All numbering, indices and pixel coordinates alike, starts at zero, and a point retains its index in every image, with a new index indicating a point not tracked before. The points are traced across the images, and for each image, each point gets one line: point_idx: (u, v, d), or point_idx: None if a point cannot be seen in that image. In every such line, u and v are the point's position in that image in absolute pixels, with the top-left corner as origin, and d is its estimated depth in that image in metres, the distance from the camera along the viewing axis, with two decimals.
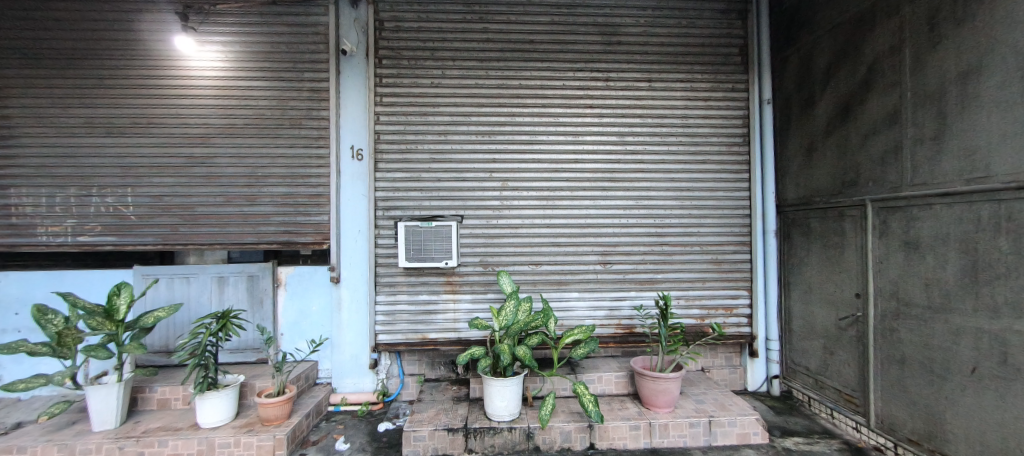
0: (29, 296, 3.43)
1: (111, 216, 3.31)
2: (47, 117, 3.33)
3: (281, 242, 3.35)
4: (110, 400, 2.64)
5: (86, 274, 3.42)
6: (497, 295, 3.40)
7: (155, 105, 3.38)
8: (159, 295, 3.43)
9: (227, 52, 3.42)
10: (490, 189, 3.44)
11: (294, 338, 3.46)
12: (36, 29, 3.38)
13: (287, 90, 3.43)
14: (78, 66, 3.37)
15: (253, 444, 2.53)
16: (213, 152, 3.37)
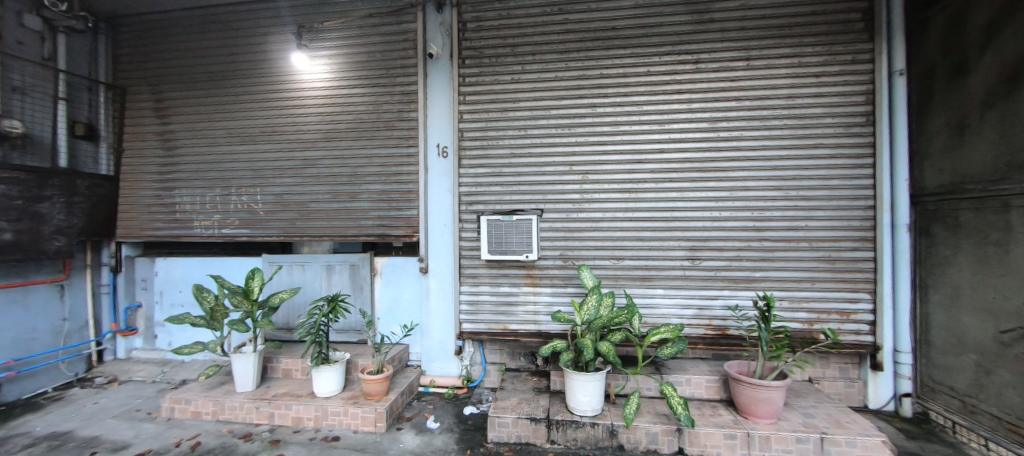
0: (190, 278, 4.21)
1: (246, 212, 3.91)
2: (200, 130, 4.03)
3: (378, 235, 3.68)
4: (249, 367, 3.14)
5: (228, 261, 4.10)
6: (578, 289, 3.38)
7: (277, 115, 3.90)
8: (282, 280, 3.97)
9: (332, 64, 3.82)
10: (570, 182, 3.41)
11: (389, 323, 3.79)
12: (191, 57, 4.09)
13: (381, 95, 3.73)
14: (221, 86, 4.01)
15: (359, 414, 2.83)
16: (323, 154, 3.80)
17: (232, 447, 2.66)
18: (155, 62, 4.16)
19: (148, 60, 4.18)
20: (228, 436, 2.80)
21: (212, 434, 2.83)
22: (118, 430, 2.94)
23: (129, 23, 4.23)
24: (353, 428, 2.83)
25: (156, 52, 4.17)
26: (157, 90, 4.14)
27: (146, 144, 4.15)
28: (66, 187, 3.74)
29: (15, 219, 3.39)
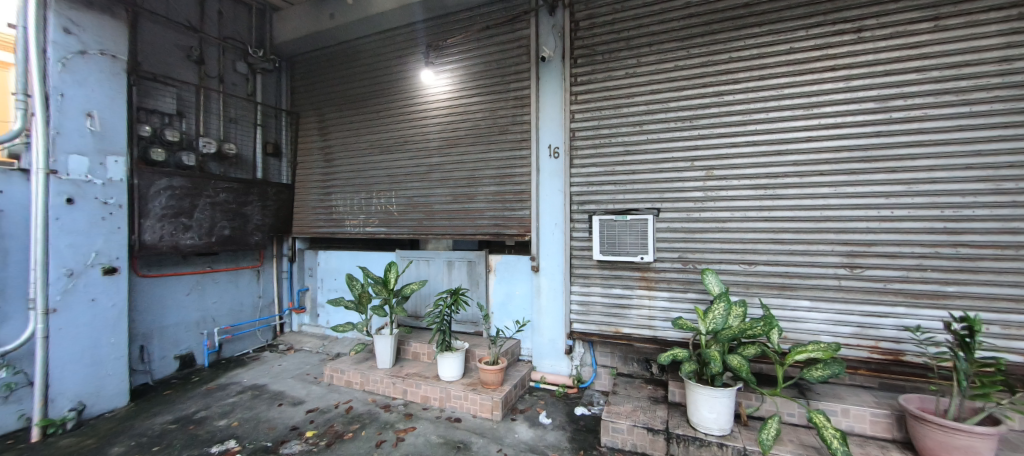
0: (343, 268, 5.02)
1: (384, 212, 4.51)
2: (351, 144, 4.79)
3: (493, 234, 3.89)
4: (386, 347, 3.62)
5: (371, 255, 4.78)
6: (700, 295, 3.11)
7: (409, 127, 4.41)
8: (412, 273, 4.48)
9: (454, 77, 4.17)
10: (692, 179, 3.14)
11: (503, 317, 3.98)
12: (344, 83, 4.88)
13: (497, 101, 3.94)
14: (366, 105, 4.70)
15: (478, 401, 3.04)
16: (445, 160, 4.18)
17: (376, 415, 3.10)
18: (318, 91, 5.08)
19: (314, 89, 5.11)
20: (372, 405, 3.26)
21: (360, 401, 3.34)
22: (295, 388, 3.66)
23: (302, 61, 5.23)
24: (473, 412, 3.05)
25: (320, 81, 5.07)
26: (320, 113, 5.04)
27: (313, 157, 5.08)
28: (262, 194, 4.79)
29: (231, 218, 4.46)
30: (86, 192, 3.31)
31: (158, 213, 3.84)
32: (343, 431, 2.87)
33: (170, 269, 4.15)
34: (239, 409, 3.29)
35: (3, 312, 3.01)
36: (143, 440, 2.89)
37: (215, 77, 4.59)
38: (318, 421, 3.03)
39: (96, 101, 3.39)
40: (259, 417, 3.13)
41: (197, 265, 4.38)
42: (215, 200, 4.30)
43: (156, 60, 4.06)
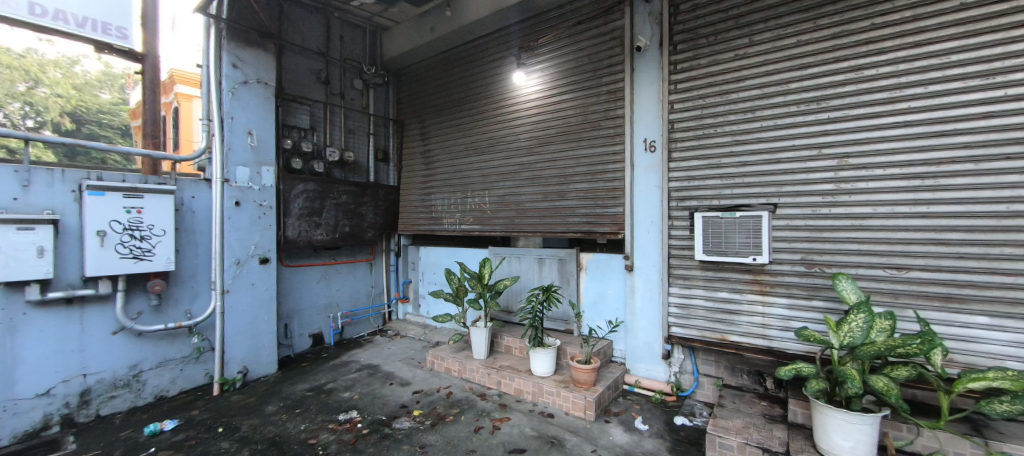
0: (442, 263, 5.41)
1: (478, 211, 4.73)
2: (449, 147, 5.12)
3: (584, 232, 3.84)
4: (482, 339, 3.80)
5: (467, 251, 5.07)
6: (828, 304, 2.70)
7: (501, 128, 4.57)
8: (504, 269, 4.64)
9: (545, 76, 4.20)
10: (819, 169, 2.74)
11: (595, 317, 3.91)
12: (442, 91, 5.24)
13: (589, 97, 3.87)
14: (462, 110, 4.98)
15: (570, 399, 3.04)
16: (536, 159, 4.24)
17: (473, 402, 3.28)
18: (420, 99, 5.53)
19: (416, 98, 5.58)
20: (469, 393, 3.46)
21: (459, 388, 3.56)
22: (403, 371, 4.05)
23: (406, 73, 5.75)
24: (565, 409, 3.06)
25: (422, 91, 5.51)
26: (422, 120, 5.49)
27: (415, 161, 5.55)
28: (374, 196, 5.38)
29: (351, 217, 5.09)
30: (248, 196, 4.06)
31: (297, 213, 4.55)
32: (445, 413, 3.10)
33: (305, 260, 4.87)
34: (359, 385, 3.75)
35: (195, 291, 3.77)
36: (289, 403, 3.45)
37: (338, 94, 5.27)
38: (423, 402, 3.31)
39: (255, 121, 4.14)
40: (374, 393, 3.53)
41: (324, 257, 5.08)
42: (339, 202, 4.95)
43: (295, 83, 4.81)
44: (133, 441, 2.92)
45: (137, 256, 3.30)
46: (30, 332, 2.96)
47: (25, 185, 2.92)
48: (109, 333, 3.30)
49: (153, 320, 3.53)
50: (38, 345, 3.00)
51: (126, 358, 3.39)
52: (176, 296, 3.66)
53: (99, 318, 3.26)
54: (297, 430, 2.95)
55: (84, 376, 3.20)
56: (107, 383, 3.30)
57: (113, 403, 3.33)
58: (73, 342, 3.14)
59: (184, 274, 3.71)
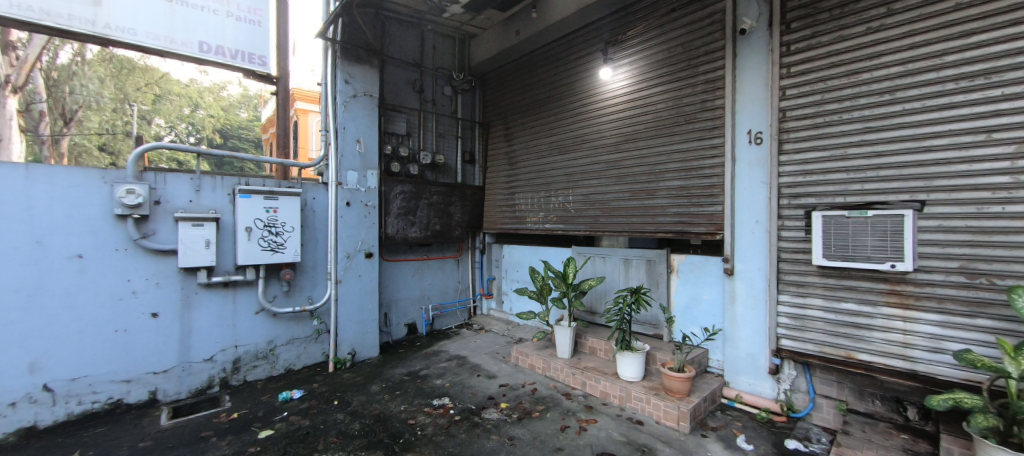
0: (525, 261, 5.51)
1: (562, 210, 4.72)
2: (532, 147, 5.19)
3: (676, 232, 3.60)
4: (566, 338, 3.79)
5: (550, 250, 5.10)
6: (998, 324, 2.21)
7: (586, 126, 4.50)
8: (588, 269, 4.58)
9: (634, 69, 4.05)
10: (984, 158, 2.25)
11: (687, 323, 3.66)
12: (527, 91, 5.33)
13: (683, 88, 3.63)
14: (546, 110, 5.01)
15: (662, 407, 2.89)
16: (623, 156, 4.10)
17: (559, 401, 3.29)
18: (505, 101, 5.68)
19: (502, 100, 5.75)
20: (554, 391, 3.48)
21: (543, 385, 3.60)
22: (489, 364, 4.21)
23: (492, 77, 5.95)
24: (656, 417, 2.92)
25: (507, 93, 5.65)
26: (506, 121, 5.65)
27: (500, 162, 5.73)
28: (462, 196, 5.66)
29: (441, 216, 5.44)
30: (356, 197, 4.56)
31: (395, 212, 4.98)
32: (531, 409, 3.16)
33: (401, 254, 5.32)
34: (449, 373, 3.99)
35: (315, 280, 4.33)
36: (390, 384, 3.80)
37: (430, 101, 5.65)
38: (509, 396, 3.41)
39: (362, 130, 4.62)
40: (463, 382, 3.73)
41: (418, 253, 5.48)
42: (431, 202, 5.31)
43: (394, 94, 5.26)
44: (272, 405, 3.46)
45: (273, 248, 3.90)
46: (200, 308, 3.66)
47: (197, 190, 3.62)
48: (253, 312, 3.94)
49: (285, 303, 4.13)
50: (205, 319, 3.69)
51: (265, 334, 4.03)
52: (301, 284, 4.24)
53: (246, 299, 3.90)
54: (398, 410, 3.24)
55: (236, 347, 3.86)
56: (252, 354, 3.95)
57: (256, 371, 3.98)
58: (229, 319, 3.82)
59: (307, 265, 4.29)
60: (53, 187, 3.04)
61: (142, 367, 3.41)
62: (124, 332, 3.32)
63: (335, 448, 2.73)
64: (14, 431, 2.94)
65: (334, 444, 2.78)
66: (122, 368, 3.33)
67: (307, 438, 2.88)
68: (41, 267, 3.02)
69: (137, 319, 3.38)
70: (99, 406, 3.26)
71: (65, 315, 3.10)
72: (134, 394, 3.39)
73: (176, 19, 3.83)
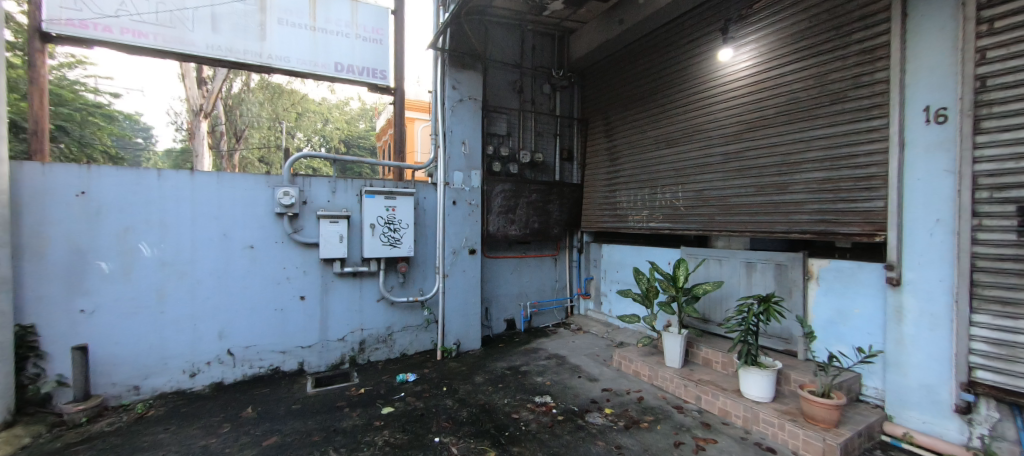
0: (627, 262, 5.25)
1: (669, 207, 4.40)
2: (636, 142, 4.92)
3: (817, 233, 3.08)
4: (676, 346, 3.49)
5: (655, 250, 4.78)
6: None
7: (699, 115, 4.11)
8: (702, 272, 4.19)
9: (761, 48, 3.58)
10: None
11: (832, 340, 3.12)
12: (631, 83, 5.06)
13: (827, 63, 3.09)
14: (653, 101, 4.71)
15: (800, 436, 2.49)
16: (746, 146, 3.64)
17: (669, 414, 3.05)
18: (606, 96, 5.47)
19: (602, 94, 5.55)
20: (663, 402, 3.24)
21: (651, 394, 3.37)
22: (589, 366, 4.10)
23: (592, 71, 5.78)
24: (792, 447, 2.52)
25: (608, 86, 5.44)
26: (607, 116, 5.44)
27: (599, 158, 5.55)
28: (560, 194, 5.61)
29: (539, 215, 5.46)
30: (462, 196, 4.80)
31: (497, 210, 5.15)
32: (638, 418, 2.98)
33: (502, 252, 5.46)
34: (550, 372, 3.98)
35: (425, 273, 4.68)
36: (493, 377, 3.93)
37: (530, 101, 5.70)
38: (614, 401, 3.26)
39: (468, 133, 4.85)
40: (564, 383, 3.69)
41: (517, 250, 5.58)
42: (530, 200, 5.36)
43: (495, 96, 5.43)
44: (391, 384, 3.83)
45: (392, 243, 4.31)
46: (335, 294, 4.21)
47: (333, 191, 4.17)
48: (375, 299, 4.41)
49: (401, 293, 4.54)
50: (339, 303, 4.24)
51: (385, 320, 4.47)
52: (414, 277, 4.62)
53: (370, 288, 4.38)
54: (502, 403, 3.32)
55: (362, 330, 4.36)
56: (374, 337, 4.43)
57: (377, 353, 4.45)
58: (357, 305, 4.32)
59: (419, 259, 4.65)
60: (235, 191, 3.76)
61: (293, 341, 4.04)
62: (281, 311, 3.97)
63: (446, 432, 2.90)
64: (210, 384, 3.72)
65: (446, 428, 2.96)
66: (279, 341, 3.99)
67: (422, 419, 3.11)
68: (227, 255, 3.74)
69: (290, 301, 4.01)
70: (264, 371, 3.94)
71: (242, 295, 3.81)
72: (288, 363, 4.03)
73: (318, 45, 4.47)
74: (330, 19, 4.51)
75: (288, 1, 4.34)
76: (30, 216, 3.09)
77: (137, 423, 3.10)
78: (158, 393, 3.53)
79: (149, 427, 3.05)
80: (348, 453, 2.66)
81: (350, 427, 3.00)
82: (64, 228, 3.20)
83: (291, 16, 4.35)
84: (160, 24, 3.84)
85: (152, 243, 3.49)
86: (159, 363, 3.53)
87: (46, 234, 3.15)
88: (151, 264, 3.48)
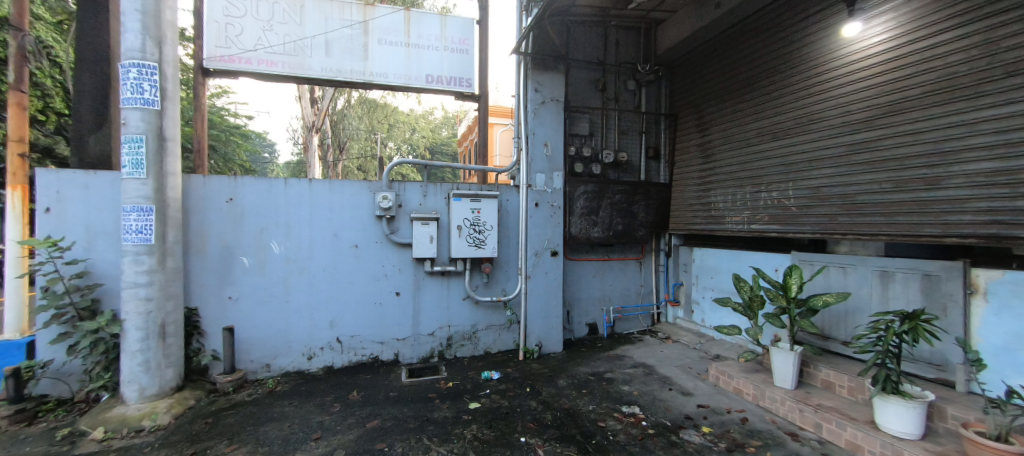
0: (723, 267, 4.79)
1: (776, 207, 3.92)
2: (735, 135, 4.48)
3: (984, 237, 2.50)
4: (789, 364, 3.08)
5: (759, 255, 4.30)
6: None
7: (816, 101, 3.61)
8: (819, 282, 3.68)
9: (899, 17, 3.03)
10: None
11: (1009, 372, 2.51)
12: (729, 71, 4.62)
13: (999, 27, 2.51)
14: (756, 89, 4.25)
15: None
16: (881, 134, 3.09)
17: (782, 441, 2.69)
18: (700, 87, 5.07)
19: (694, 86, 5.16)
20: (773, 426, 2.88)
21: (757, 416, 3.03)
22: (681, 378, 3.81)
23: (682, 62, 5.40)
24: None
25: (701, 76, 5.04)
26: (700, 109, 5.04)
27: (691, 155, 5.17)
28: (647, 194, 5.32)
29: (624, 216, 5.25)
30: (544, 198, 4.80)
31: (579, 212, 5.06)
32: (742, 441, 2.69)
33: (584, 254, 5.34)
34: (637, 381, 3.78)
35: (508, 274, 4.77)
36: (576, 381, 3.85)
37: (613, 98, 5.51)
38: (712, 420, 2.99)
39: (550, 134, 4.84)
40: (654, 394, 3.47)
41: (600, 253, 5.41)
42: (614, 201, 5.18)
43: (578, 96, 5.34)
44: (477, 381, 3.95)
45: (477, 244, 4.46)
46: (426, 291, 4.48)
47: (424, 195, 4.47)
48: (462, 298, 4.60)
49: (485, 293, 4.68)
50: (429, 300, 4.50)
51: (470, 318, 4.65)
52: (498, 277, 4.73)
53: (457, 287, 4.59)
54: (587, 410, 3.24)
55: (449, 326, 4.58)
56: (460, 334, 4.62)
57: (463, 349, 4.64)
58: (445, 302, 4.56)
59: (502, 260, 4.75)
60: (343, 196, 4.20)
61: (390, 334, 4.39)
62: (380, 304, 4.34)
63: (532, 433, 2.91)
64: (323, 368, 4.20)
65: (531, 429, 2.96)
66: (378, 332, 4.36)
67: (507, 417, 3.16)
68: (337, 253, 4.20)
69: (387, 296, 4.36)
70: (366, 359, 4.34)
71: (348, 289, 4.24)
72: (386, 353, 4.39)
73: (412, 60, 4.82)
74: (422, 35, 4.84)
75: (387, 22, 4.75)
76: (195, 219, 3.78)
77: (269, 396, 3.61)
78: (284, 372, 4.08)
79: (277, 400, 3.53)
80: (440, 443, 2.80)
81: (441, 418, 3.16)
82: (217, 229, 3.86)
83: (389, 36, 4.76)
84: (287, 53, 4.45)
85: (280, 242, 4.04)
86: (285, 345, 4.08)
87: (205, 233, 3.82)
88: (279, 260, 4.04)
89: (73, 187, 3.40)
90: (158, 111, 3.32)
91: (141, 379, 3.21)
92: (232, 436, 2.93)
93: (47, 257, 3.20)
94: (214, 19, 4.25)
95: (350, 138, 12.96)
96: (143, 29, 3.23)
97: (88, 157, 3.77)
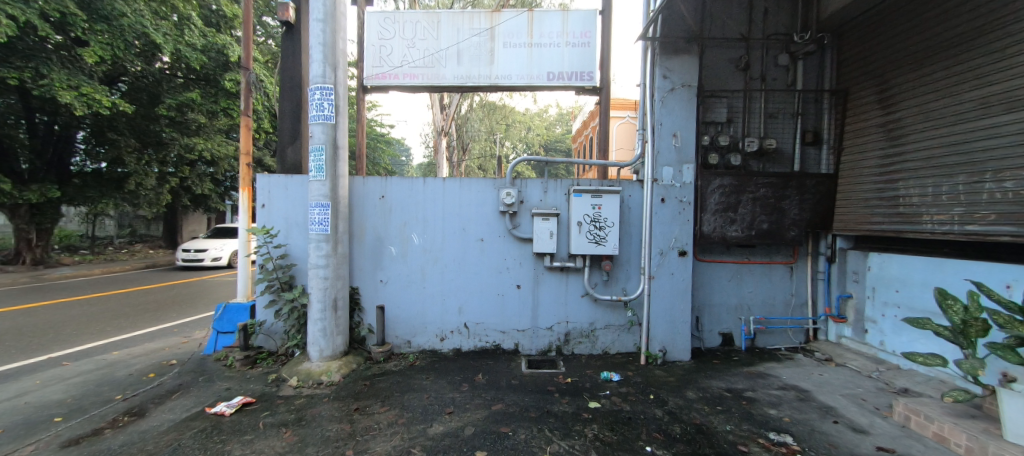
0: (916, 279, 3.78)
1: (1011, 202, 2.92)
2: (937, 109, 3.50)
3: None
4: None
5: (977, 266, 3.27)
6: None
7: None
8: None
9: None
10: None
11: None
12: (932, 29, 3.63)
13: None
14: (975, 47, 3.25)
15: None
16: None
17: None
18: (883, 53, 4.07)
19: (874, 52, 4.18)
20: None
21: None
22: (850, 411, 3.14)
23: (858, 25, 4.39)
24: None
25: (887, 38, 4.05)
26: (882, 81, 4.07)
27: (868, 138, 4.20)
28: (801, 187, 4.51)
29: (770, 212, 4.53)
30: (671, 193, 4.43)
31: (713, 208, 4.54)
32: None
33: (718, 255, 4.78)
34: (788, 406, 3.24)
35: (629, 273, 4.56)
36: (708, 396, 3.48)
37: (759, 78, 4.78)
38: None
39: (680, 123, 4.44)
40: (810, 425, 2.93)
41: (738, 255, 4.77)
42: (758, 196, 4.51)
43: (714, 79, 4.79)
44: (596, 380, 3.87)
45: (597, 240, 4.36)
46: (545, 285, 4.56)
47: (545, 191, 4.55)
48: (581, 295, 4.56)
49: (605, 291, 4.55)
50: (548, 295, 4.57)
51: (589, 316, 4.57)
52: (618, 276, 4.56)
53: (576, 284, 4.55)
54: (723, 430, 2.89)
55: (567, 322, 4.58)
56: (579, 331, 4.59)
57: (581, 346, 4.59)
58: (564, 297, 4.57)
59: (623, 258, 4.56)
60: (472, 192, 4.52)
61: (511, 324, 4.59)
62: (502, 295, 4.57)
63: (658, 444, 2.73)
64: (452, 349, 4.60)
65: (657, 439, 2.78)
66: (500, 321, 4.59)
67: (630, 422, 3.03)
68: (465, 245, 4.55)
69: (509, 288, 4.56)
70: (489, 345, 4.61)
71: (474, 279, 4.57)
72: (507, 342, 4.61)
73: (534, 59, 4.92)
74: (544, 33, 4.91)
75: (511, 26, 4.94)
76: (357, 213, 4.50)
77: (411, 368, 4.12)
78: (421, 349, 4.60)
79: (417, 373, 4.00)
80: (561, 437, 2.82)
81: (561, 412, 3.18)
82: (372, 222, 4.53)
83: (513, 38, 4.96)
84: (425, 65, 4.97)
85: (419, 234, 4.56)
86: (422, 326, 4.59)
87: (364, 225, 4.52)
88: (418, 250, 4.56)
89: (279, 188, 4.36)
90: (333, 124, 4.02)
91: (320, 342, 3.95)
92: (384, 399, 3.41)
93: (263, 242, 4.19)
94: (371, 43, 4.98)
95: (472, 140, 13.99)
96: (323, 58, 3.95)
97: (288, 164, 4.79)
